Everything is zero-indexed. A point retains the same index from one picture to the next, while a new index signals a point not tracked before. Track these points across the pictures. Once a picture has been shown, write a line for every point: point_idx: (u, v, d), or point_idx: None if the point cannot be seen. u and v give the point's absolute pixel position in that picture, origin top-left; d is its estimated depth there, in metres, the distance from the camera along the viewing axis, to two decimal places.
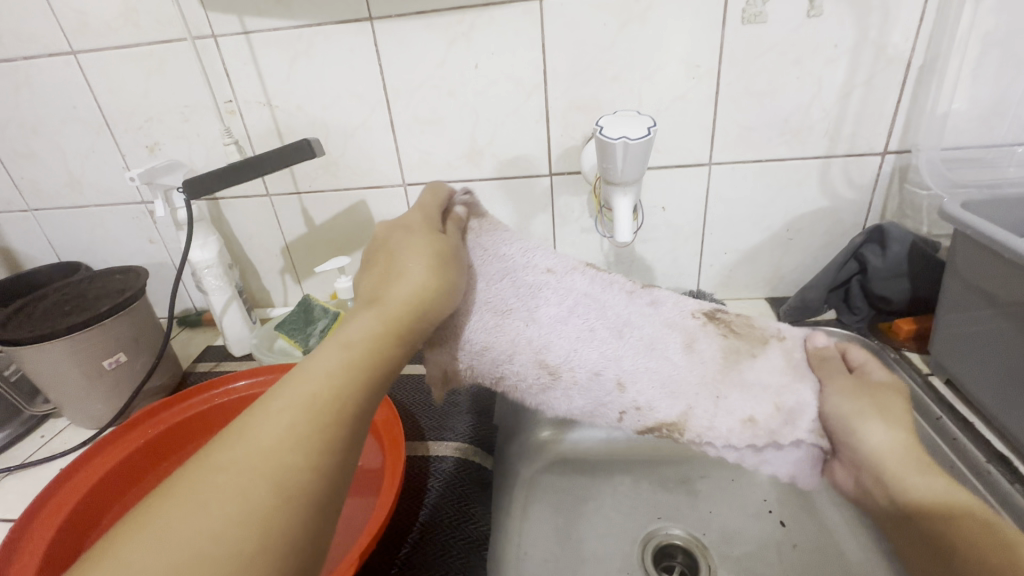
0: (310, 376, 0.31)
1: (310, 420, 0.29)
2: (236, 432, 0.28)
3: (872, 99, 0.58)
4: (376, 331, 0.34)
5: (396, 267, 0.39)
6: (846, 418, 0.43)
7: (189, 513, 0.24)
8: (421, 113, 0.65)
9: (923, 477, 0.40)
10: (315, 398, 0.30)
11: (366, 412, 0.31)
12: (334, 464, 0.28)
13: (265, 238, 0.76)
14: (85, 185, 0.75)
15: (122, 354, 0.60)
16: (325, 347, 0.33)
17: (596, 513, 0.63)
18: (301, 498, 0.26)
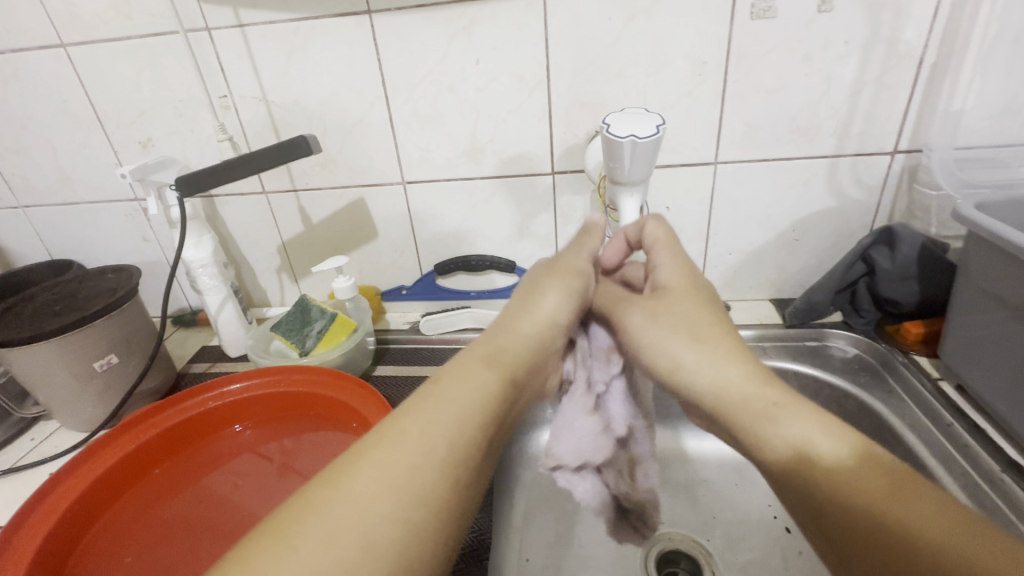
0: (438, 441, 0.31)
1: (431, 495, 0.29)
2: (358, 487, 0.28)
3: (883, 97, 0.57)
4: (490, 399, 0.35)
5: (522, 336, 0.42)
6: (676, 362, 0.39)
7: (314, 566, 0.24)
8: (420, 110, 0.63)
9: (783, 421, 0.33)
10: (435, 471, 0.30)
11: (472, 490, 0.31)
12: (442, 547, 0.28)
13: (260, 237, 0.74)
14: (76, 182, 0.73)
15: (113, 356, 0.59)
16: (444, 408, 0.33)
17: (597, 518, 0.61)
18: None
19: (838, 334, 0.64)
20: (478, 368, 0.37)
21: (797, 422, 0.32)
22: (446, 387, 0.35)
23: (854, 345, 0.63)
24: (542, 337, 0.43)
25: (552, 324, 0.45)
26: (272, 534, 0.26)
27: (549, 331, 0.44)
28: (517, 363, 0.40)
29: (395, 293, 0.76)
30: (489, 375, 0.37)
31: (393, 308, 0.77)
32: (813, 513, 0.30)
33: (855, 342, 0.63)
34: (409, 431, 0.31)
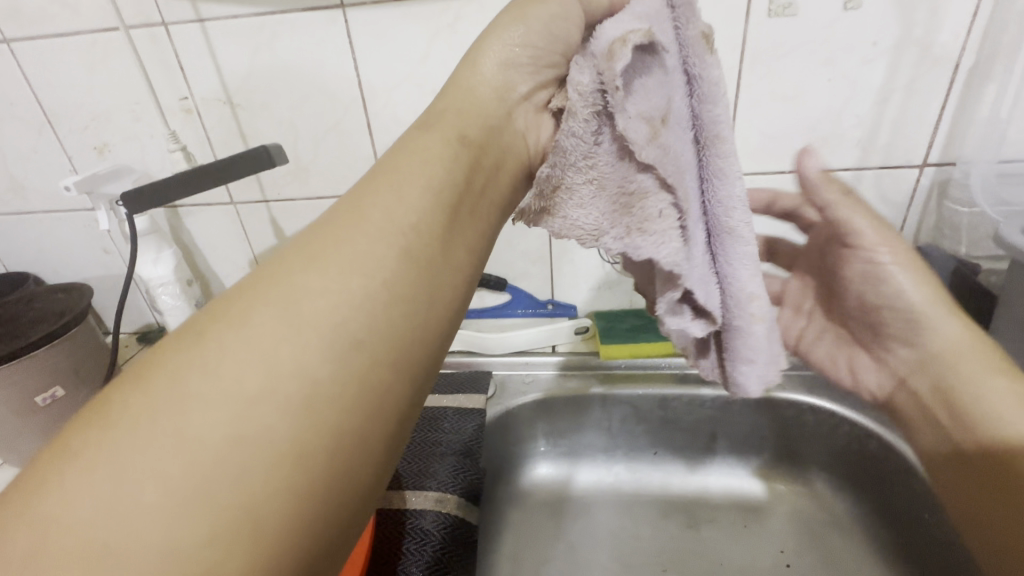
0: (360, 223, 0.25)
1: (362, 277, 0.24)
2: (269, 284, 0.23)
3: (913, 105, 0.51)
4: (446, 172, 0.28)
5: (469, 104, 0.32)
6: (918, 312, 0.42)
7: (216, 368, 0.21)
8: (402, 115, 0.57)
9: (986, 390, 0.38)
10: (369, 248, 0.24)
11: (441, 289, 0.26)
12: (406, 348, 0.24)
13: (230, 250, 0.68)
14: (28, 190, 0.67)
15: (59, 388, 0.53)
16: (388, 192, 0.26)
17: (591, 562, 0.56)
18: (358, 368, 0.22)
19: None
20: (431, 143, 0.29)
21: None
22: (382, 170, 0.28)
23: None
24: (501, 104, 0.32)
25: (507, 85, 0.33)
26: (172, 340, 0.22)
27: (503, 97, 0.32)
28: (473, 132, 0.31)
29: None
30: (439, 140, 0.29)
31: None
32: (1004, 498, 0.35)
33: None
34: (337, 216, 0.25)
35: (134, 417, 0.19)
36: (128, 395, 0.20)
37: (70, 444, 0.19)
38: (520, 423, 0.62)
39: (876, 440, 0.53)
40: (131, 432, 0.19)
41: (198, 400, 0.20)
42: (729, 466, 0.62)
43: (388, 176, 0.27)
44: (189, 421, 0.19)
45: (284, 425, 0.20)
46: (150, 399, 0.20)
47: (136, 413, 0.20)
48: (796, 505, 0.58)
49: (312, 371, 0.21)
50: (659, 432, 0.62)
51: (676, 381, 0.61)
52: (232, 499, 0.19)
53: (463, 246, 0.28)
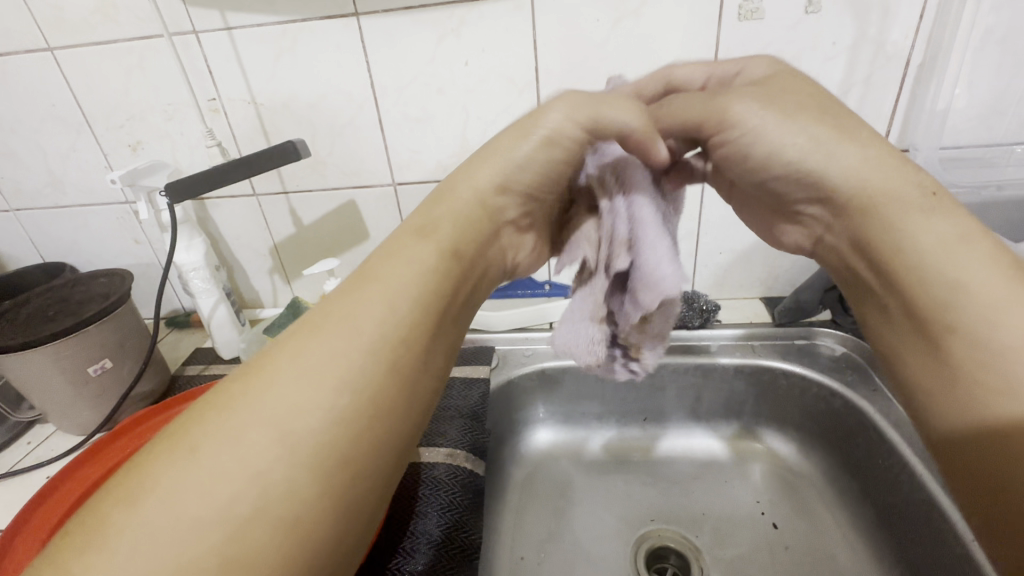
0: (344, 338, 0.30)
1: (342, 390, 0.29)
2: (261, 395, 0.28)
3: (871, 97, 0.57)
4: (426, 283, 0.34)
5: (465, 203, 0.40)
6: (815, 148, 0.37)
7: (211, 470, 0.25)
8: (411, 111, 0.63)
9: (926, 222, 0.34)
10: (353, 361, 0.30)
11: (406, 400, 0.31)
12: (376, 455, 0.29)
13: (253, 239, 0.74)
14: (67, 185, 0.73)
15: (107, 360, 0.59)
16: (366, 308, 0.32)
17: (586, 513, 0.63)
18: (330, 473, 0.27)
19: (826, 333, 0.64)
20: (409, 250, 0.35)
21: (934, 223, 0.34)
22: (366, 285, 0.33)
23: (842, 344, 0.63)
24: (486, 211, 0.40)
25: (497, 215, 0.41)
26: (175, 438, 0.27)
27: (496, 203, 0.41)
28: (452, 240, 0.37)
29: None
30: (429, 252, 0.35)
31: None
32: (931, 358, 0.33)
33: (842, 342, 0.63)
34: (325, 332, 0.30)
35: (137, 523, 0.24)
36: (140, 487, 0.25)
37: (90, 527, 0.24)
38: (520, 392, 0.68)
39: (840, 398, 0.59)
40: (147, 517, 0.24)
41: (190, 510, 0.24)
42: (711, 429, 0.68)
43: (366, 289, 0.33)
44: (186, 511, 0.24)
45: (265, 533, 0.25)
46: (156, 494, 0.24)
47: (138, 520, 0.24)
48: (772, 462, 0.64)
49: (291, 474, 0.26)
50: (647, 400, 0.68)
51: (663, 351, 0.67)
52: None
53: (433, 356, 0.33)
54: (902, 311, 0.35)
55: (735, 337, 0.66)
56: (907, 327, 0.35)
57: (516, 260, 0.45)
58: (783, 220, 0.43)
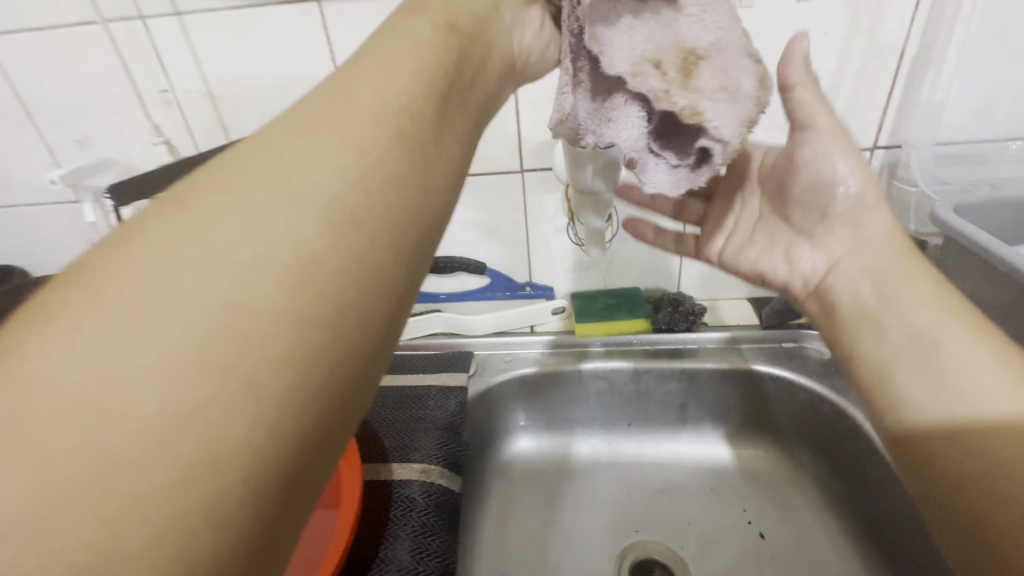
0: (339, 111, 0.22)
1: (340, 159, 0.21)
2: (232, 171, 0.20)
3: (863, 91, 0.54)
4: (432, 57, 0.26)
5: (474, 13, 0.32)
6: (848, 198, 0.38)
7: (167, 270, 0.18)
8: None
9: (919, 276, 0.37)
10: (357, 132, 0.22)
11: (414, 197, 0.23)
12: (383, 277, 0.21)
13: None
14: (11, 183, 0.68)
15: None
16: (346, 98, 0.23)
17: (570, 525, 0.60)
18: (331, 250, 0.20)
19: (815, 336, 0.63)
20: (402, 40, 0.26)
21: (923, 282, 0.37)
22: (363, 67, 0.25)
23: None
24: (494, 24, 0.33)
25: None
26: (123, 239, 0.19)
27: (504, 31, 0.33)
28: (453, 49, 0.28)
29: None
30: (426, 31, 0.27)
31: None
32: (921, 372, 0.35)
33: None
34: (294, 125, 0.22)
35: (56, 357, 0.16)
36: (72, 295, 0.17)
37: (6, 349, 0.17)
38: (500, 399, 0.65)
39: (829, 404, 0.57)
40: (64, 334, 0.17)
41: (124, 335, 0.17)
42: (698, 434, 0.66)
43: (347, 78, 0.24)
44: (125, 337, 0.17)
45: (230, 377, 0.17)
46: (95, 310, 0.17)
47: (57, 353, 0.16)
48: (758, 467, 0.63)
49: (272, 256, 0.19)
50: (632, 405, 0.66)
51: (648, 355, 0.64)
52: (173, 415, 0.16)
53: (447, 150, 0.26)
54: (901, 334, 0.36)
55: (721, 340, 0.64)
56: (905, 341, 0.36)
57: (523, 45, 0.36)
58: (798, 247, 0.42)
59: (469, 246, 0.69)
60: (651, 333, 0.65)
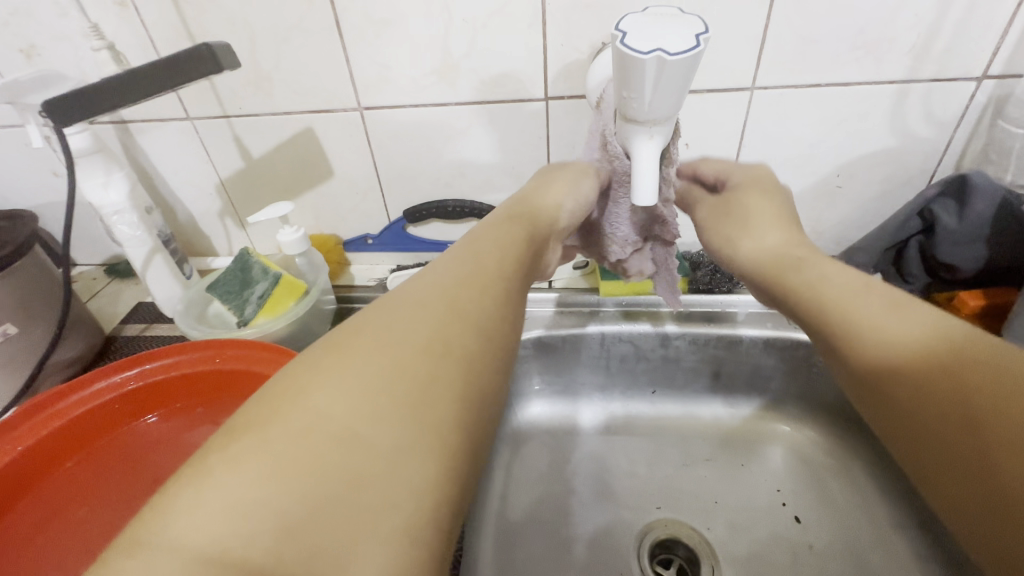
0: (454, 280, 0.32)
1: (463, 311, 0.30)
2: (393, 318, 0.28)
3: (983, 3, 0.43)
4: (514, 250, 0.37)
5: (531, 206, 0.43)
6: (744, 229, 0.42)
7: (338, 410, 0.23)
8: (374, 10, 0.48)
9: (828, 266, 0.36)
10: (471, 291, 0.31)
11: (507, 348, 0.31)
12: (490, 402, 0.28)
13: (192, 173, 0.61)
14: None
15: (10, 326, 0.48)
16: (461, 268, 0.33)
17: (585, 499, 0.55)
18: (466, 370, 0.27)
19: None
20: (500, 227, 0.39)
21: (839, 276, 0.35)
22: (462, 247, 0.36)
23: None
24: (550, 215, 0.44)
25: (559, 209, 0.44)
26: (294, 373, 0.25)
27: (561, 216, 0.44)
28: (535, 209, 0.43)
29: (359, 243, 0.65)
30: (498, 246, 0.37)
31: (358, 259, 0.66)
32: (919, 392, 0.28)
33: None
34: (424, 292, 0.30)
35: (259, 455, 0.21)
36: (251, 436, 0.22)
37: (209, 463, 0.21)
38: (513, 362, 0.59)
39: None
40: (262, 447, 0.21)
41: (321, 444, 0.22)
42: (730, 407, 0.60)
43: (455, 257, 0.34)
44: (327, 437, 0.22)
45: (420, 447, 0.23)
46: (275, 427, 0.22)
47: (264, 451, 0.21)
48: (793, 446, 0.57)
49: (439, 382, 0.26)
50: (658, 372, 0.59)
51: (679, 319, 0.57)
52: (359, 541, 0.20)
53: (512, 343, 0.32)
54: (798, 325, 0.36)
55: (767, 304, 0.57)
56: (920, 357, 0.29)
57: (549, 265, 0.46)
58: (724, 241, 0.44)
59: (481, 189, 0.60)
60: (687, 294, 0.58)
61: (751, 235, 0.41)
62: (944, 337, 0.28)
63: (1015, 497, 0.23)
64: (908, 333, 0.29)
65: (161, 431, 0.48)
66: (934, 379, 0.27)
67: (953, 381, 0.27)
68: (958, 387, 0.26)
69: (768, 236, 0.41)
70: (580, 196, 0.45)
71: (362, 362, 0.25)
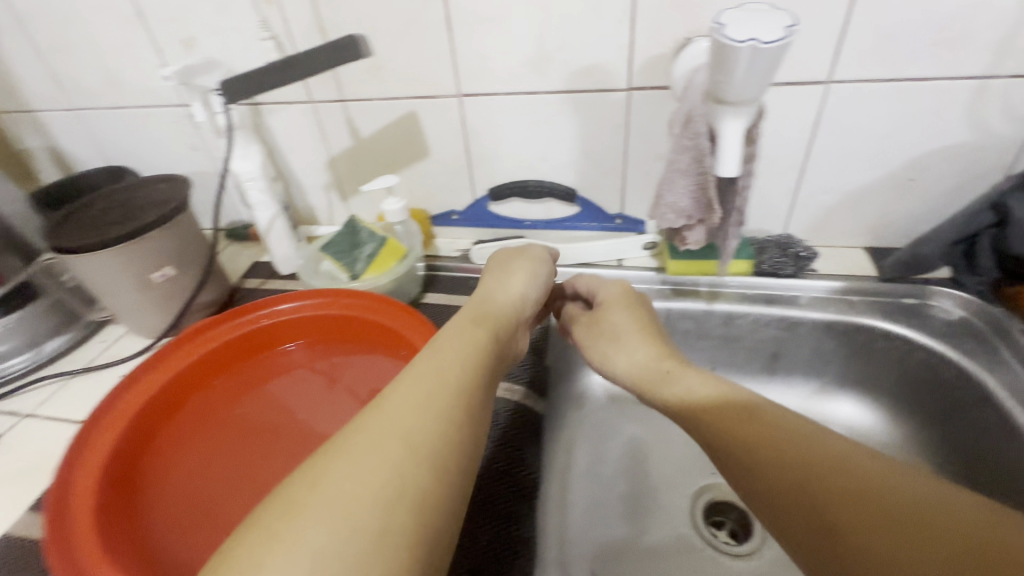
0: (406, 398, 0.32)
1: (415, 430, 0.30)
2: (339, 455, 0.28)
3: None
4: (473, 353, 0.37)
5: (494, 306, 0.45)
6: (613, 344, 0.47)
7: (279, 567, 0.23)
8: (481, 8, 0.55)
9: (682, 373, 0.40)
10: (421, 403, 0.32)
11: (464, 463, 0.31)
12: (447, 525, 0.28)
13: (307, 149, 0.70)
14: (123, 84, 0.70)
15: (170, 268, 0.58)
16: (415, 382, 0.33)
17: (644, 460, 0.60)
18: (418, 498, 0.27)
19: (944, 292, 0.56)
20: (465, 329, 0.40)
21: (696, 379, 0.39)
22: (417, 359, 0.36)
23: (961, 306, 0.55)
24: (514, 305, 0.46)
25: (523, 303, 0.47)
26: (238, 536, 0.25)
27: (523, 306, 0.47)
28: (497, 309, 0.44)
29: (445, 218, 0.72)
30: (453, 351, 0.37)
31: (443, 233, 0.73)
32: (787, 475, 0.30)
33: (962, 304, 0.55)
34: (374, 419, 0.30)
35: None
36: None
37: None
38: None
39: (952, 367, 0.52)
40: None
41: None
42: (788, 389, 0.62)
43: (413, 367, 0.35)
44: None
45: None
46: None
47: None
48: (852, 429, 0.59)
49: (388, 524, 0.26)
50: (719, 349, 0.63)
51: (742, 300, 0.61)
52: None
53: (469, 452, 0.31)
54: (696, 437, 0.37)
55: (831, 290, 0.59)
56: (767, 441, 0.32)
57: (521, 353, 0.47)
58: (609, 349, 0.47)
59: (561, 172, 0.65)
60: (753, 276, 0.61)
61: (620, 351, 0.46)
62: (799, 424, 0.33)
63: (856, 529, 0.26)
64: (769, 420, 0.33)
65: (287, 361, 0.56)
66: (767, 441, 0.32)
67: (781, 441, 0.32)
68: (807, 470, 0.30)
69: (638, 352, 0.44)
70: (538, 286, 0.49)
71: (298, 517, 0.25)
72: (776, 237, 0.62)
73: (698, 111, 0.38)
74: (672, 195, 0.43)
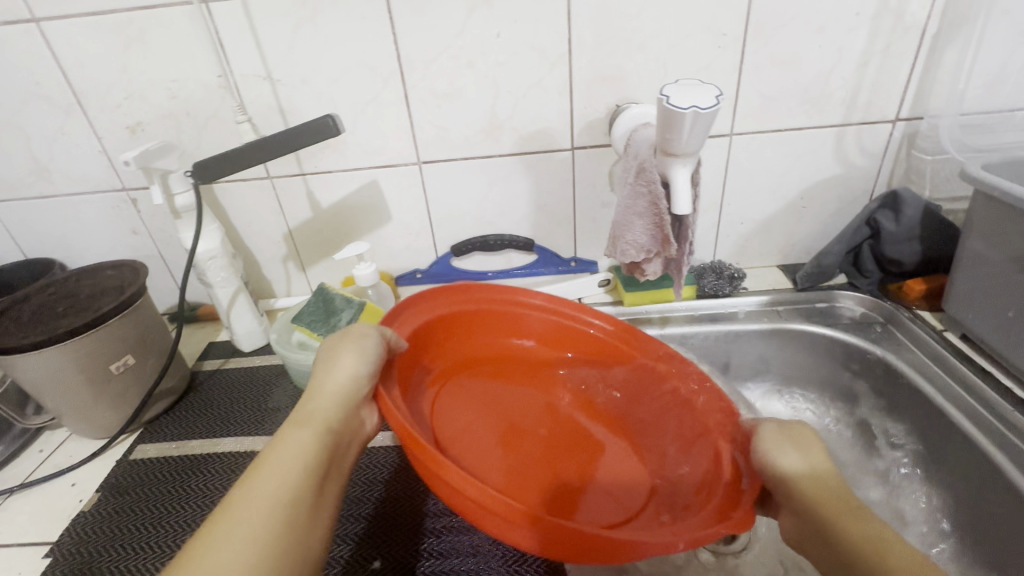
0: (257, 479, 0.33)
1: (255, 517, 0.31)
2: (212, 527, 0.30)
3: (889, 66, 0.59)
4: (309, 450, 0.36)
5: (328, 397, 0.39)
6: (783, 433, 0.39)
7: None
8: (438, 87, 0.61)
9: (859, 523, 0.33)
10: (281, 470, 0.34)
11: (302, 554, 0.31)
12: None
13: (264, 223, 0.71)
14: (53, 172, 0.67)
15: (130, 357, 0.55)
16: (281, 452, 0.35)
17: None
18: None
19: (846, 295, 0.68)
20: (296, 418, 0.38)
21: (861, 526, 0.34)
22: (286, 434, 0.36)
23: (861, 305, 0.67)
24: (352, 397, 0.40)
25: (361, 380, 0.41)
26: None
27: (359, 387, 0.41)
28: (339, 415, 0.39)
29: (410, 277, 0.74)
30: (300, 444, 0.36)
31: (408, 292, 0.75)
32: None
33: (862, 302, 0.67)
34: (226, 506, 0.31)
35: None
36: None
37: None
38: None
39: (866, 354, 0.63)
40: None
41: None
42: (742, 394, 0.71)
43: (269, 446, 0.36)
44: None
45: None
46: None
47: None
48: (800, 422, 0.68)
49: None
50: None
51: (691, 321, 0.68)
52: None
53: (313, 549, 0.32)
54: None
55: (760, 304, 0.69)
56: None
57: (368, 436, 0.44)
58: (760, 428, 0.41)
59: (517, 224, 0.71)
60: (697, 299, 0.70)
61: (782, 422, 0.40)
62: None
63: None
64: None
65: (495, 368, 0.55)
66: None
67: None
68: None
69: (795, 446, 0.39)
70: (373, 364, 0.41)
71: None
72: (710, 264, 0.72)
73: (650, 163, 0.46)
74: (632, 234, 0.49)
